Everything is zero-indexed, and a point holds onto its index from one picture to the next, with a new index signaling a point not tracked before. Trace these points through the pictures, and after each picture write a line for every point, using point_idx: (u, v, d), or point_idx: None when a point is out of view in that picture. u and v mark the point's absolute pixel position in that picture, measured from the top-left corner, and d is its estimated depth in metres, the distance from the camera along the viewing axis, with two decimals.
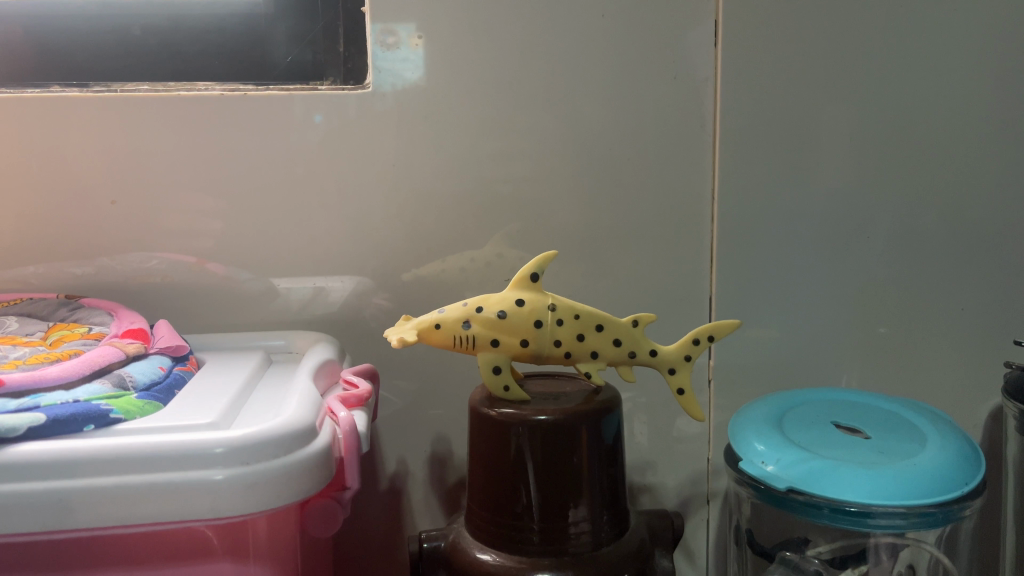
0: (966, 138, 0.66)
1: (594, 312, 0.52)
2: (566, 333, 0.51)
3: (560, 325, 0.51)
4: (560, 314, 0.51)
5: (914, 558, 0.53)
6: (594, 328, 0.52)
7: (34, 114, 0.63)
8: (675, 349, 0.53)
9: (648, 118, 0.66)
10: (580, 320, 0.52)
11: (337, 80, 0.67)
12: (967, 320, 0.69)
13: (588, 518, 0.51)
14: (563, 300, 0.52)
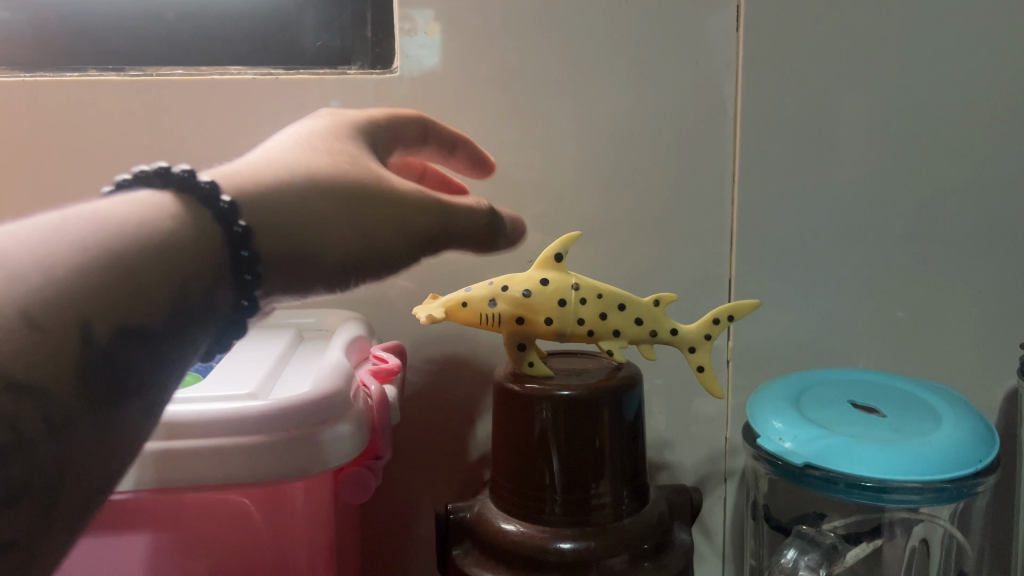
0: (990, 121, 0.66)
1: (617, 292, 0.53)
2: (589, 313, 0.52)
3: (584, 305, 0.52)
4: (584, 293, 0.52)
5: (928, 533, 0.54)
6: (616, 307, 0.53)
7: (76, 97, 0.66)
8: (695, 328, 0.55)
9: (669, 103, 0.67)
10: (603, 299, 0.53)
11: (364, 65, 0.68)
12: (984, 304, 0.69)
13: (609, 491, 0.52)
14: (586, 278, 0.54)
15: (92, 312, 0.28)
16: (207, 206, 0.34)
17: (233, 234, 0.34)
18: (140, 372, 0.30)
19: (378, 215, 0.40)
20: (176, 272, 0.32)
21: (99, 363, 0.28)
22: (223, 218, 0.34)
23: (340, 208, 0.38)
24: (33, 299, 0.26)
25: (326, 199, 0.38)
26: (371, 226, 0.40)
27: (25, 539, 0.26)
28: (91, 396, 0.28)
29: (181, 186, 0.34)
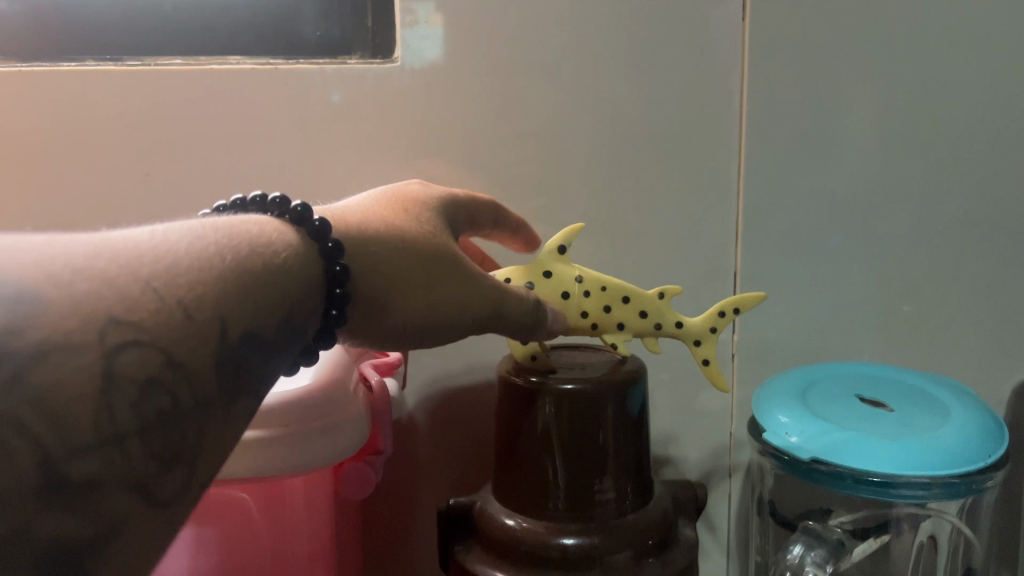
0: (1001, 111, 0.65)
1: (622, 284, 0.53)
2: (593, 306, 0.52)
3: (587, 298, 0.52)
4: (587, 287, 0.52)
5: (935, 529, 0.53)
6: (621, 300, 0.52)
7: (73, 88, 0.65)
8: (700, 321, 0.54)
9: (673, 94, 0.66)
10: (607, 291, 0.52)
11: (364, 55, 0.67)
12: (993, 297, 0.68)
13: (613, 486, 0.52)
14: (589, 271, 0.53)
15: (229, 315, 0.31)
16: (317, 241, 0.38)
17: (331, 273, 0.38)
18: (258, 365, 0.33)
19: (448, 288, 0.43)
20: (286, 283, 0.35)
21: (231, 358, 0.32)
22: (330, 255, 0.38)
23: (409, 279, 0.42)
24: (185, 293, 0.30)
25: (401, 261, 0.42)
26: (438, 298, 0.43)
27: (177, 504, 0.28)
28: (223, 381, 0.31)
29: (293, 218, 0.38)
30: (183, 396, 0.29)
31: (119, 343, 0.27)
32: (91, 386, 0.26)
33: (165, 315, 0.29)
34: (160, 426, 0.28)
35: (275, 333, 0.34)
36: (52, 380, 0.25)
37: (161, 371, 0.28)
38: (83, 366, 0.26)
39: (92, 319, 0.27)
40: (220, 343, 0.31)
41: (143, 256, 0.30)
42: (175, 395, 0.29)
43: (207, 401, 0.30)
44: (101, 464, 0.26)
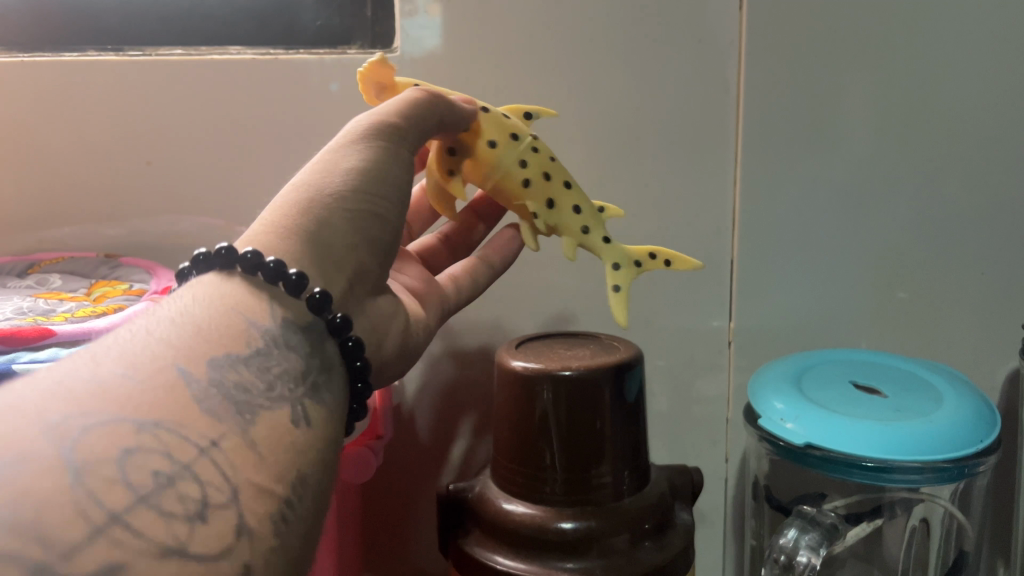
0: (999, 97, 0.65)
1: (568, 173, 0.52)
2: (537, 161, 0.50)
3: (537, 152, 0.50)
4: (545, 150, 0.50)
5: (928, 513, 0.54)
6: (563, 182, 0.51)
7: (74, 77, 0.66)
8: (631, 250, 0.55)
9: (670, 84, 0.67)
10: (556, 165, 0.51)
11: (364, 45, 0.68)
12: (987, 285, 0.68)
13: (610, 471, 0.52)
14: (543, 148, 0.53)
15: (175, 360, 0.28)
16: (255, 268, 0.34)
17: (291, 282, 0.35)
18: (258, 387, 0.30)
19: (376, 166, 0.40)
20: (236, 310, 0.33)
21: (206, 392, 0.28)
22: (271, 268, 0.34)
23: (347, 179, 0.39)
24: (118, 367, 0.27)
25: (325, 192, 0.38)
26: (377, 174, 0.40)
27: (228, 549, 0.25)
28: (223, 416, 0.28)
29: (203, 261, 0.35)
30: (175, 446, 0.25)
31: (73, 431, 0.24)
32: (61, 476, 0.23)
33: (110, 387, 0.26)
34: (168, 482, 0.24)
35: (257, 353, 0.32)
36: (23, 478, 0.22)
37: (137, 437, 0.25)
38: (40, 468, 0.22)
39: (35, 429, 0.23)
40: (190, 386, 0.28)
41: (68, 366, 0.27)
42: (163, 450, 0.25)
43: (211, 441, 0.27)
44: (110, 549, 0.22)
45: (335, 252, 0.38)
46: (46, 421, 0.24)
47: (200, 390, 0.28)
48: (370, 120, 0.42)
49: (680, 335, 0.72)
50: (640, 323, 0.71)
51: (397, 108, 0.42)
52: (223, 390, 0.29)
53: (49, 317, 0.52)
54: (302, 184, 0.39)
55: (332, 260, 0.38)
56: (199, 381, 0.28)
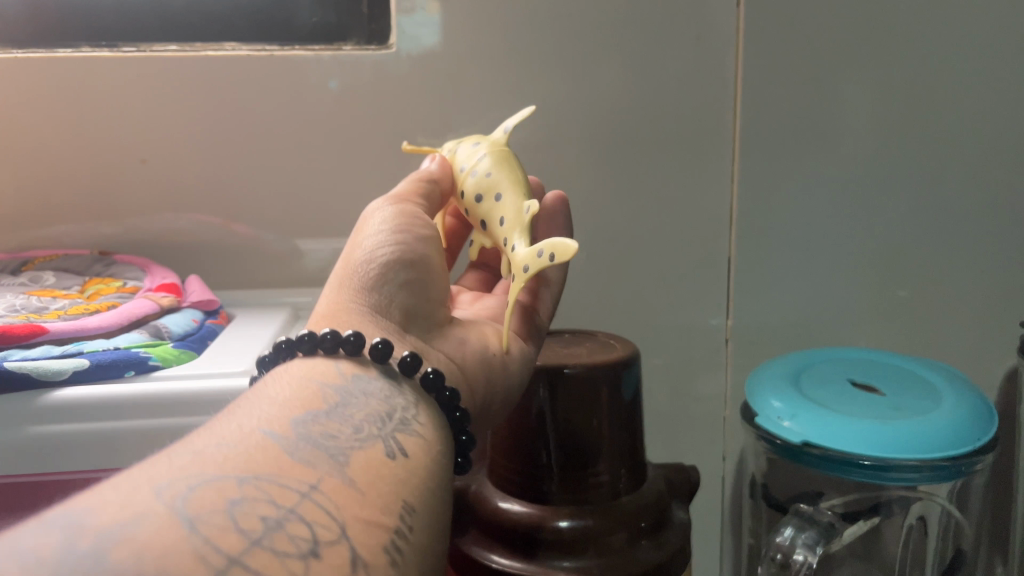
0: (1002, 94, 0.64)
1: (512, 181, 0.48)
2: (469, 186, 0.51)
3: (473, 178, 0.50)
4: (481, 168, 0.50)
5: (925, 510, 0.54)
6: (491, 196, 0.48)
7: (67, 75, 0.65)
8: (524, 257, 0.44)
9: (668, 82, 0.67)
10: (489, 181, 0.49)
11: (360, 41, 0.67)
12: (985, 283, 0.68)
13: (607, 469, 0.52)
14: (497, 161, 0.50)
15: (269, 422, 0.34)
16: (315, 346, 0.42)
17: (348, 341, 0.42)
18: (327, 450, 0.34)
19: (399, 220, 0.47)
20: (313, 379, 0.40)
21: (314, 431, 0.35)
22: (328, 341, 0.42)
23: (370, 241, 0.47)
24: (206, 450, 0.31)
25: (362, 257, 0.47)
26: (402, 223, 0.47)
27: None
28: (291, 474, 0.31)
29: (284, 350, 0.43)
30: (278, 493, 0.30)
31: (177, 496, 0.28)
32: (180, 528, 0.26)
33: (210, 457, 0.31)
34: (273, 528, 0.28)
35: (337, 405, 0.38)
36: (143, 537, 0.25)
37: (240, 489, 0.29)
38: (157, 526, 0.26)
39: (149, 497, 0.27)
40: (277, 441, 0.33)
41: (161, 456, 0.31)
42: (266, 491, 0.30)
43: (310, 484, 0.32)
44: None
45: (371, 296, 0.46)
46: (157, 488, 0.28)
47: (290, 444, 0.33)
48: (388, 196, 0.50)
49: (677, 333, 0.72)
50: (637, 320, 0.72)
51: (414, 183, 0.51)
52: (312, 438, 0.34)
53: (41, 315, 0.52)
54: (348, 258, 0.48)
55: (374, 301, 0.46)
56: (284, 437, 0.34)
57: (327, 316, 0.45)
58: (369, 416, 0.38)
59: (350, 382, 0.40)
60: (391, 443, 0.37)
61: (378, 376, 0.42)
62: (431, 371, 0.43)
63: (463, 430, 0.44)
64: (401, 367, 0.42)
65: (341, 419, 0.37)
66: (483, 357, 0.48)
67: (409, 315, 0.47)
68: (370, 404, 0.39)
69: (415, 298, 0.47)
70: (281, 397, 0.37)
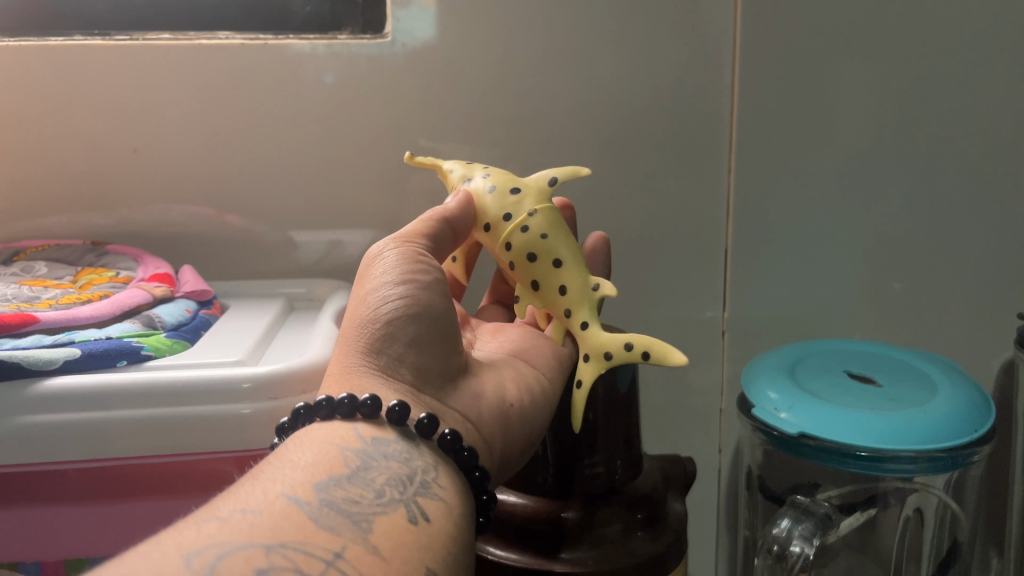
0: (1003, 86, 0.63)
1: (571, 250, 0.51)
2: (513, 234, 0.50)
3: (524, 233, 0.50)
4: (544, 230, 0.50)
5: (922, 502, 0.54)
6: (550, 260, 0.51)
7: (56, 65, 0.65)
8: (605, 338, 0.50)
9: (665, 74, 0.66)
10: (551, 246, 0.51)
11: (355, 30, 0.67)
12: (983, 277, 0.68)
13: (603, 460, 0.52)
14: (558, 228, 0.51)
15: (292, 486, 0.35)
16: (333, 411, 0.41)
17: (367, 407, 0.41)
18: (352, 514, 0.35)
19: (405, 276, 0.45)
20: (331, 443, 0.40)
21: (337, 493, 0.36)
22: (345, 406, 0.41)
23: (377, 294, 0.45)
24: (235, 514, 0.32)
25: (367, 315, 0.45)
26: (407, 278, 0.45)
27: None
28: (319, 539, 0.32)
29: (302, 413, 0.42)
30: (304, 560, 0.31)
31: (208, 564, 0.29)
32: None
33: (236, 524, 0.32)
34: None
35: (359, 468, 0.38)
36: None
37: (267, 557, 0.30)
38: None
39: (179, 563, 0.29)
40: (301, 508, 0.34)
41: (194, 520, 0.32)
42: (295, 553, 0.31)
43: (335, 553, 0.32)
44: None
45: (379, 357, 0.45)
46: (187, 555, 0.29)
47: (313, 511, 0.34)
48: (392, 241, 0.48)
49: (672, 324, 0.72)
50: (633, 312, 0.72)
51: (418, 227, 0.49)
52: (335, 503, 0.35)
53: (32, 305, 0.52)
54: (354, 313, 0.46)
55: (382, 362, 0.45)
56: (308, 503, 0.34)
57: (337, 379, 0.44)
58: (391, 480, 0.38)
59: (370, 446, 0.40)
60: (413, 507, 0.37)
61: (397, 437, 0.42)
62: (448, 432, 0.43)
63: (484, 489, 0.44)
64: (418, 430, 0.42)
65: (362, 484, 0.37)
66: (501, 410, 0.48)
67: (422, 373, 0.46)
68: (391, 467, 0.39)
69: (427, 355, 0.46)
70: (307, 462, 0.38)
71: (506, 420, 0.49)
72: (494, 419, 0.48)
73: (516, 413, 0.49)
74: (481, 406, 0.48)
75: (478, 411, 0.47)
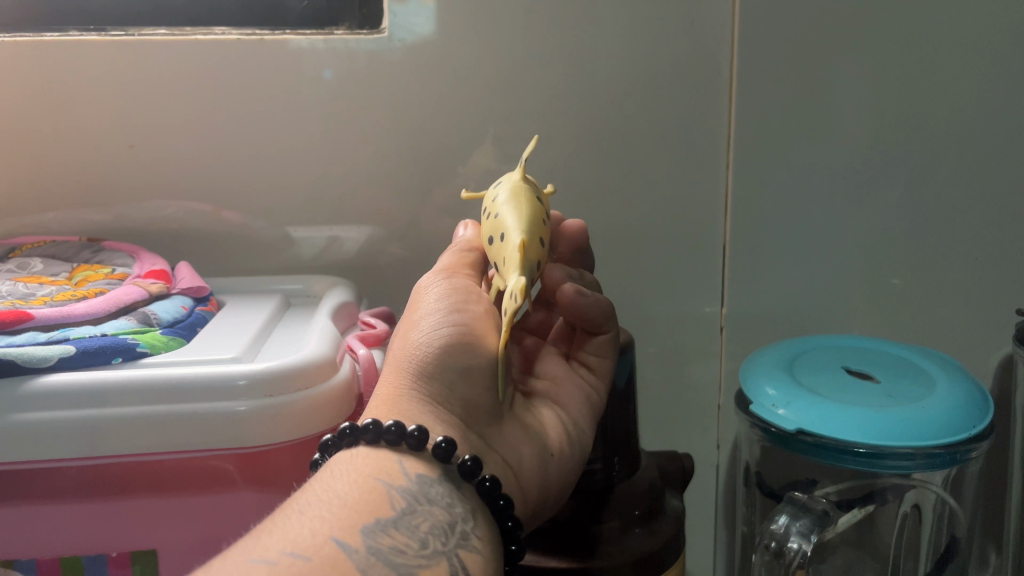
0: (1000, 81, 0.63)
1: (532, 227, 0.46)
2: (490, 229, 0.49)
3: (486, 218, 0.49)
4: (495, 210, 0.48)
5: (920, 498, 0.54)
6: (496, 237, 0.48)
7: (52, 60, 0.64)
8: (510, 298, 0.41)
9: (664, 69, 0.66)
10: (495, 221, 0.48)
11: (352, 26, 0.66)
12: (981, 272, 0.67)
13: (599, 458, 0.54)
14: (509, 202, 0.48)
15: (343, 532, 0.37)
16: (379, 438, 0.43)
17: (413, 437, 0.42)
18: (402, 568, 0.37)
19: (456, 309, 0.47)
20: (377, 478, 0.41)
21: (388, 541, 0.37)
22: (391, 434, 0.42)
23: (427, 324, 0.47)
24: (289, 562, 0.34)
25: (420, 344, 0.46)
26: (460, 310, 0.47)
27: None
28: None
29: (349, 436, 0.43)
30: None
31: None
32: None
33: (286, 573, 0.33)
34: None
35: (406, 513, 0.40)
36: None
37: None
38: None
39: None
40: (349, 555, 0.36)
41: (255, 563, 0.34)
42: None
43: None
44: None
45: (429, 385, 0.46)
46: None
47: (362, 560, 0.36)
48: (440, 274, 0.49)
49: (670, 321, 0.72)
50: (632, 308, 0.72)
51: (457, 261, 0.51)
52: (381, 553, 0.37)
53: (26, 302, 0.52)
54: (404, 340, 0.47)
55: (432, 391, 0.46)
56: (356, 551, 0.36)
57: (384, 405, 0.45)
58: (433, 528, 0.40)
59: (414, 484, 0.42)
60: (454, 560, 0.39)
61: (440, 477, 0.43)
62: (488, 479, 0.44)
63: (509, 516, 0.44)
64: (463, 472, 0.43)
65: (408, 531, 0.39)
66: (542, 458, 0.50)
67: (468, 409, 0.47)
68: (435, 512, 0.41)
69: (476, 392, 0.47)
70: (355, 501, 0.39)
71: (546, 466, 0.50)
72: (535, 466, 0.49)
73: (556, 461, 0.51)
74: (523, 454, 0.49)
75: (521, 460, 0.49)
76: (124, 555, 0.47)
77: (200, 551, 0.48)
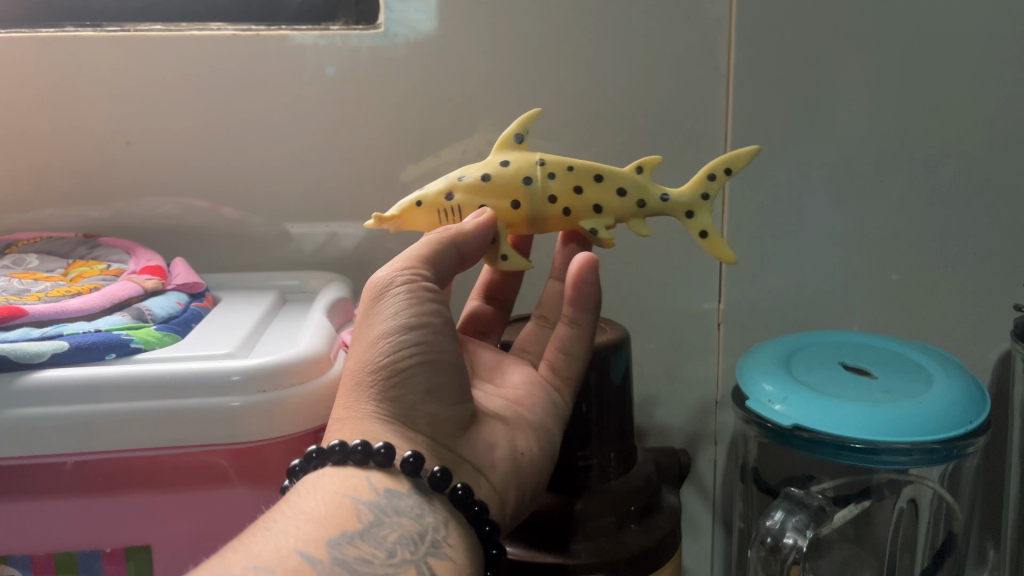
0: (1000, 76, 0.63)
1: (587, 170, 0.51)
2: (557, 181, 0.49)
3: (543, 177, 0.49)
4: (550, 167, 0.49)
5: (916, 494, 0.54)
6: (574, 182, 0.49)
7: (49, 56, 0.64)
8: (688, 190, 0.50)
9: (661, 64, 0.66)
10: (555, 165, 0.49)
11: (349, 21, 0.66)
12: (979, 268, 0.67)
13: (595, 451, 0.54)
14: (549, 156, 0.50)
15: (307, 544, 0.37)
16: (346, 458, 0.42)
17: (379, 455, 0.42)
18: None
19: (407, 323, 0.45)
20: (345, 493, 0.41)
21: (352, 551, 0.37)
22: (358, 454, 0.42)
23: (381, 339, 0.45)
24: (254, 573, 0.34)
25: (376, 360, 0.45)
26: (414, 322, 0.45)
27: None
28: None
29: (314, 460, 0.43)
30: None
31: None
32: None
33: None
34: None
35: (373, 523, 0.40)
36: None
37: None
38: None
39: None
40: (314, 567, 0.36)
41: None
42: None
43: None
44: None
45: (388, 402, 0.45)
46: None
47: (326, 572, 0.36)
48: (396, 274, 0.46)
49: (667, 316, 0.72)
50: (629, 304, 0.72)
51: (421, 254, 0.47)
52: (347, 563, 0.37)
53: (21, 298, 0.52)
54: (360, 354, 0.46)
55: (392, 408, 0.45)
56: (322, 562, 0.36)
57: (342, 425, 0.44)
58: (403, 537, 0.40)
59: (383, 499, 0.41)
60: (423, 568, 0.39)
61: (411, 491, 0.43)
62: (459, 487, 0.44)
63: (486, 521, 0.44)
64: (432, 483, 0.43)
65: (375, 542, 0.39)
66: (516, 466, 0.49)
67: (434, 422, 0.46)
68: (405, 523, 0.41)
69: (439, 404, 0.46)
70: (321, 514, 0.39)
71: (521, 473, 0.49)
72: (509, 470, 0.48)
73: (531, 466, 0.50)
74: (495, 458, 0.48)
75: (494, 462, 0.48)
76: (118, 551, 0.48)
77: (193, 546, 0.48)
